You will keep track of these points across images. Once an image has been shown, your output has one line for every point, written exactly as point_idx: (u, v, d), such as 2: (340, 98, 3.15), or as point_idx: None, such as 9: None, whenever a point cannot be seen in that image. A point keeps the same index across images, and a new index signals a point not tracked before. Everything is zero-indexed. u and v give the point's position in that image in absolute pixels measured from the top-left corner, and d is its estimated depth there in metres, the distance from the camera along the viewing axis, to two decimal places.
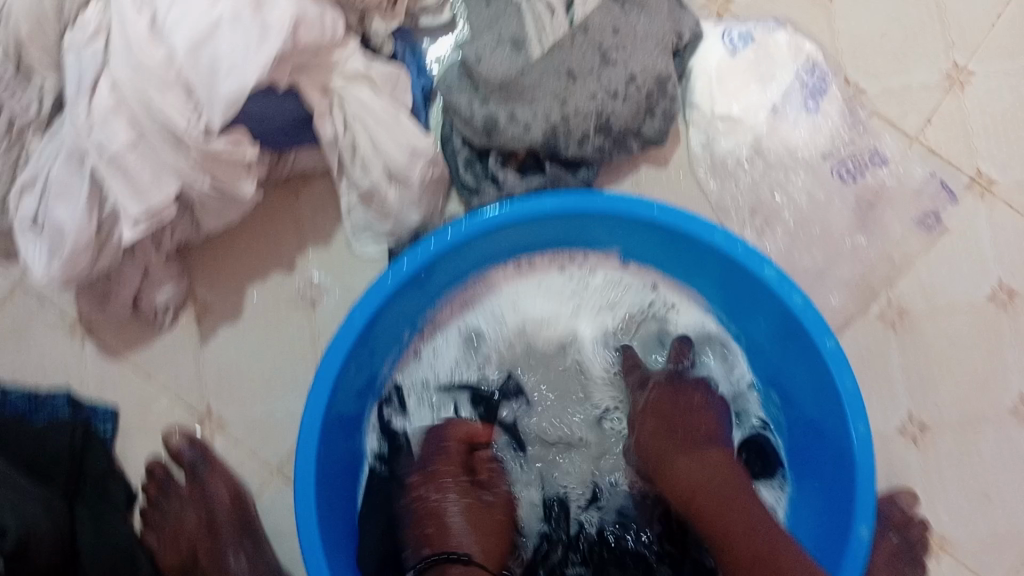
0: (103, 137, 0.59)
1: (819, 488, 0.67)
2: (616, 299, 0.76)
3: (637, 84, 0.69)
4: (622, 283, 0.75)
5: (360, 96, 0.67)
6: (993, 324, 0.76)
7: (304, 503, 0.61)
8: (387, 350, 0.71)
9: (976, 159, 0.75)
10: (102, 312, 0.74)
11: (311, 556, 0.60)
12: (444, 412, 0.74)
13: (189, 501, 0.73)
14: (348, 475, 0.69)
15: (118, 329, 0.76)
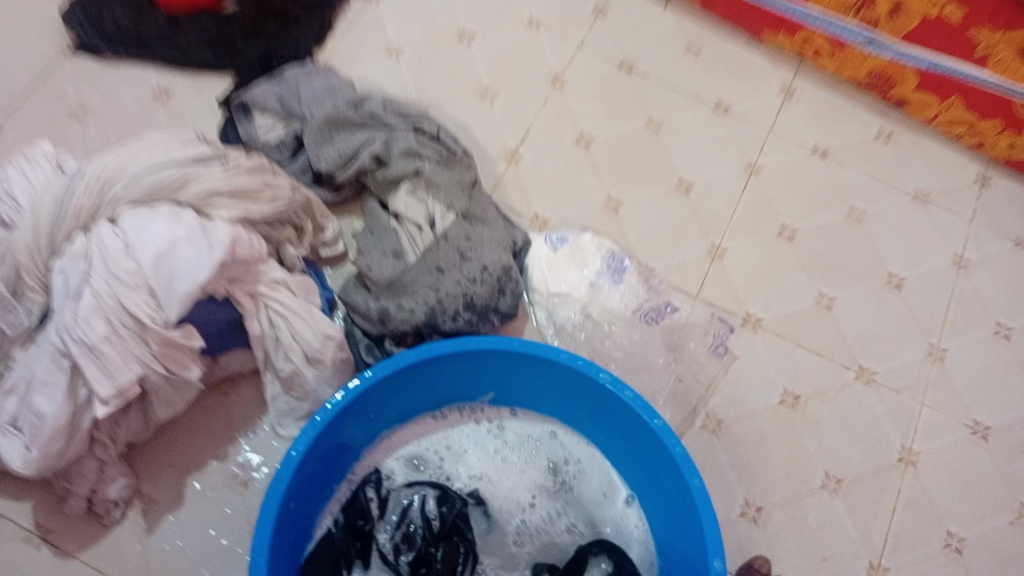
0: (84, 331, 0.76)
1: (684, 562, 0.80)
2: (528, 458, 0.90)
3: (489, 271, 0.93)
4: (529, 440, 0.91)
5: (281, 297, 0.88)
6: (789, 421, 0.97)
7: (257, 560, 0.71)
8: (323, 492, 0.83)
9: (744, 305, 1.02)
10: (62, 514, 0.84)
11: None
12: (399, 512, 0.84)
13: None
14: (296, 549, 0.79)
15: (71, 529, 0.84)
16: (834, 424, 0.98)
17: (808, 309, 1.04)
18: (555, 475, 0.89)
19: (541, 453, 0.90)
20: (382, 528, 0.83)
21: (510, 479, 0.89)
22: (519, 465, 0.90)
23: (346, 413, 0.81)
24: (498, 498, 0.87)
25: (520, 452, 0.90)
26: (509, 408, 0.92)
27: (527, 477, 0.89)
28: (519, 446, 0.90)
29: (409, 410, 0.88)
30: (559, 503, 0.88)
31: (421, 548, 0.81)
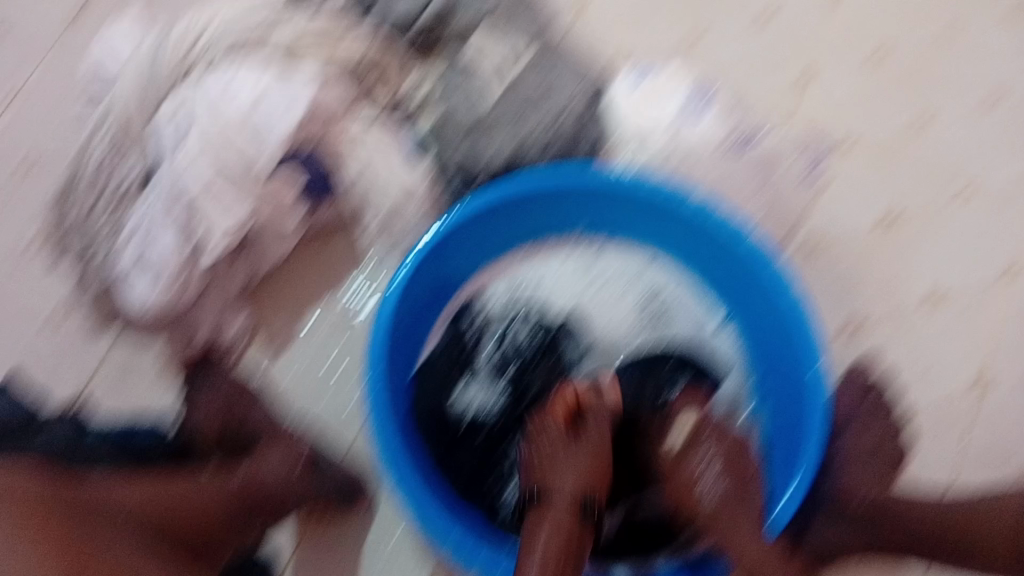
0: (193, 174, 0.83)
1: (784, 380, 0.82)
2: (624, 288, 0.92)
3: (571, 111, 0.91)
4: (624, 271, 0.92)
5: (367, 143, 0.89)
6: (889, 238, 0.96)
7: (372, 384, 0.74)
8: (422, 329, 0.87)
9: (841, 126, 0.99)
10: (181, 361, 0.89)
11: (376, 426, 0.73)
12: (499, 333, 0.89)
13: (217, 398, 0.86)
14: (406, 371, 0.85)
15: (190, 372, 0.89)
16: (937, 238, 0.96)
17: (903, 131, 0.99)
18: (650, 304, 0.92)
19: (636, 282, 0.92)
20: (482, 350, 0.89)
21: (606, 308, 0.92)
22: (615, 296, 0.92)
23: (441, 249, 0.82)
24: (594, 325, 0.91)
25: (616, 282, 0.92)
26: (602, 236, 0.92)
27: (621, 307, 0.92)
28: (614, 277, 0.92)
29: (501, 243, 0.90)
30: (653, 331, 0.91)
31: (521, 367, 0.88)
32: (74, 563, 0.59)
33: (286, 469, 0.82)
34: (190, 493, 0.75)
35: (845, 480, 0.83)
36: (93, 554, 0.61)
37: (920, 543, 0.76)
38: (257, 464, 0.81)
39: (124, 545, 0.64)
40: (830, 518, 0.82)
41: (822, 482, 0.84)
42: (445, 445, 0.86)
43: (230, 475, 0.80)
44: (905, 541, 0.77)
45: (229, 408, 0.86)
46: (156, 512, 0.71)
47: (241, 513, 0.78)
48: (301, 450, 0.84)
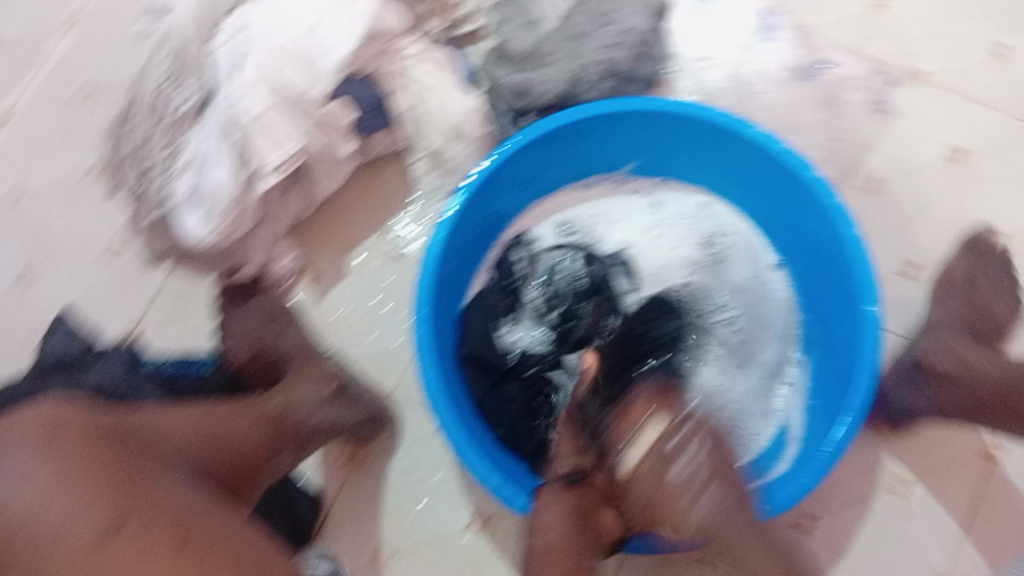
0: (248, 102, 0.81)
1: (840, 326, 0.79)
2: (682, 234, 0.91)
3: (631, 33, 0.90)
4: (683, 216, 0.91)
5: (422, 71, 0.88)
6: (957, 178, 0.92)
7: (421, 304, 0.76)
8: (473, 259, 0.87)
9: (910, 59, 0.96)
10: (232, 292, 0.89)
11: (422, 347, 0.74)
12: (551, 267, 0.88)
13: (252, 309, 0.86)
14: (454, 303, 0.85)
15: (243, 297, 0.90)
16: (1007, 179, 0.92)
17: (981, 64, 0.95)
18: (708, 250, 0.90)
19: (694, 227, 0.91)
20: (531, 285, 0.87)
21: (660, 250, 0.90)
22: (672, 241, 0.91)
23: (497, 178, 0.82)
24: (647, 266, 0.90)
25: (673, 227, 0.91)
26: (657, 176, 0.91)
27: (676, 251, 0.90)
28: (673, 222, 0.91)
29: (555, 179, 0.89)
30: (707, 277, 0.89)
31: (570, 303, 0.86)
32: (123, 499, 0.55)
33: (312, 393, 0.79)
34: (215, 423, 0.70)
35: (929, 343, 0.80)
36: (151, 491, 0.57)
37: (994, 402, 0.74)
38: (287, 394, 0.78)
39: (165, 483, 0.59)
40: (916, 381, 0.80)
41: (917, 346, 0.82)
42: (491, 383, 0.83)
43: (261, 401, 0.76)
44: (981, 405, 0.75)
45: (266, 314, 0.86)
46: (201, 437, 0.68)
47: (276, 445, 0.74)
48: (329, 385, 0.81)
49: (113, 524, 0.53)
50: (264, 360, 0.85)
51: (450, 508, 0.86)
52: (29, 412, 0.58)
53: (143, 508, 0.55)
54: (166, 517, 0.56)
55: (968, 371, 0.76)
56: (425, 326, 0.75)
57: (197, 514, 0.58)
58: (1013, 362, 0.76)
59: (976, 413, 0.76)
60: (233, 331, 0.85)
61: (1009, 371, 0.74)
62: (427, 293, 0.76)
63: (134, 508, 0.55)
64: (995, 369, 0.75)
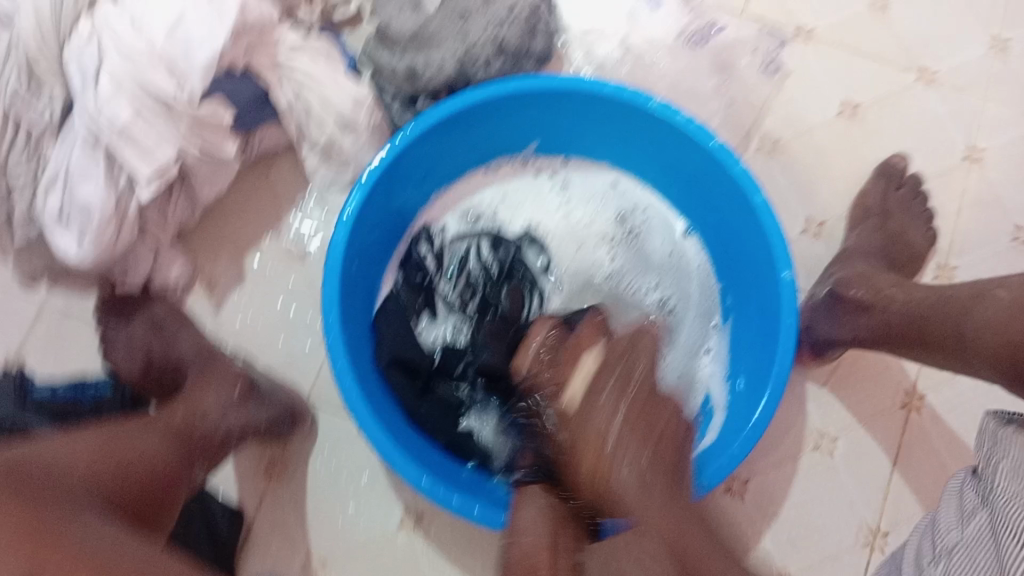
0: (111, 113, 0.73)
1: (756, 292, 0.79)
2: (593, 213, 0.90)
3: (517, 10, 0.87)
4: (591, 196, 0.90)
5: (302, 62, 0.83)
6: (848, 134, 0.94)
7: (329, 310, 0.72)
8: (381, 254, 0.83)
9: (793, 17, 0.95)
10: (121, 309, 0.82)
11: (336, 356, 0.70)
12: (461, 259, 0.86)
13: (138, 320, 0.81)
14: (365, 306, 0.81)
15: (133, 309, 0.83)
16: (894, 131, 0.94)
17: (861, 14, 0.96)
18: (619, 227, 0.89)
19: (603, 207, 0.90)
20: (443, 280, 0.85)
21: (572, 231, 0.89)
22: (583, 222, 0.90)
23: (395, 171, 0.78)
24: (561, 249, 0.89)
25: (582, 206, 0.90)
26: (560, 155, 0.89)
27: (588, 231, 0.89)
28: (582, 202, 0.90)
29: (457, 166, 0.87)
30: (620, 255, 0.88)
31: (486, 292, 0.84)
32: (29, 546, 0.48)
33: (217, 401, 0.74)
34: (120, 442, 0.64)
35: (847, 273, 0.83)
36: (61, 533, 0.50)
37: (902, 330, 0.74)
38: (190, 403, 0.73)
39: (74, 520, 0.52)
40: (834, 308, 0.82)
41: (835, 279, 0.83)
42: (417, 389, 0.79)
43: (165, 414, 0.71)
44: (888, 330, 0.76)
45: (153, 323, 0.81)
46: (111, 460, 0.61)
47: (187, 460, 0.69)
48: (236, 386, 0.76)
49: (23, 574, 0.47)
50: (159, 371, 0.80)
51: (380, 510, 0.82)
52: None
53: (54, 552, 0.49)
54: (84, 557, 0.50)
55: (878, 297, 0.78)
56: (334, 331, 0.71)
57: (117, 547, 0.52)
58: (922, 286, 0.77)
59: (886, 341, 0.77)
60: (118, 347, 0.80)
61: (912, 295, 0.75)
62: (335, 299, 0.72)
63: (45, 553, 0.48)
64: (901, 295, 0.76)
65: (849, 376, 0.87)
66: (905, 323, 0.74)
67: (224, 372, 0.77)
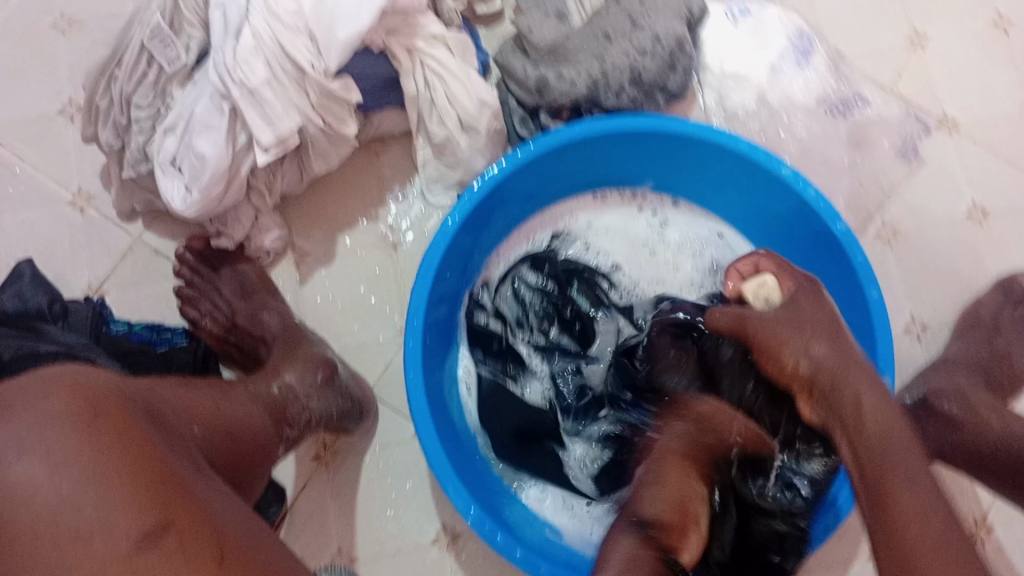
0: (244, 73, 0.72)
1: None
2: (685, 254, 0.87)
3: (662, 42, 0.84)
4: (689, 240, 0.87)
5: (437, 56, 0.82)
6: (971, 238, 0.90)
7: (413, 323, 0.72)
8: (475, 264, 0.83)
9: (940, 104, 0.92)
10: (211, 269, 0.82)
11: (411, 371, 0.71)
12: (530, 302, 0.83)
13: (227, 280, 0.82)
14: (445, 320, 0.80)
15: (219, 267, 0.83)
16: (1019, 244, 0.90)
17: (1010, 116, 0.92)
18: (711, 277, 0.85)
19: (697, 253, 0.86)
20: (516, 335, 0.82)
21: (659, 274, 0.86)
22: (672, 263, 0.86)
23: (504, 188, 0.77)
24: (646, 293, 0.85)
25: (669, 245, 0.87)
26: (670, 197, 0.87)
27: (676, 273, 0.86)
28: (676, 244, 0.87)
29: (565, 189, 0.85)
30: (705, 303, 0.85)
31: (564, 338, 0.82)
32: (165, 500, 0.49)
33: (305, 381, 0.74)
34: (222, 408, 0.64)
35: (943, 384, 0.79)
36: (189, 489, 0.51)
37: (996, 461, 0.72)
38: (279, 380, 0.73)
39: (195, 479, 0.53)
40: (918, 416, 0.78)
41: (930, 383, 0.80)
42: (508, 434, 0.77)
43: (258, 386, 0.71)
44: (975, 457, 0.73)
45: (240, 287, 0.82)
46: (218, 425, 0.62)
47: (277, 430, 0.70)
48: (319, 373, 0.75)
49: (156, 526, 0.48)
50: (238, 336, 0.81)
51: (417, 521, 0.82)
52: (22, 385, 0.51)
53: (187, 509, 0.49)
54: (210, 519, 0.50)
55: (972, 419, 0.74)
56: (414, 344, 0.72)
57: (231, 515, 0.53)
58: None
59: (970, 465, 0.74)
60: (204, 300, 0.81)
61: (1010, 430, 0.72)
62: (420, 312, 0.72)
63: (177, 507, 0.49)
64: (999, 425, 0.73)
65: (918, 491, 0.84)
66: (999, 459, 0.72)
67: (311, 355, 0.77)
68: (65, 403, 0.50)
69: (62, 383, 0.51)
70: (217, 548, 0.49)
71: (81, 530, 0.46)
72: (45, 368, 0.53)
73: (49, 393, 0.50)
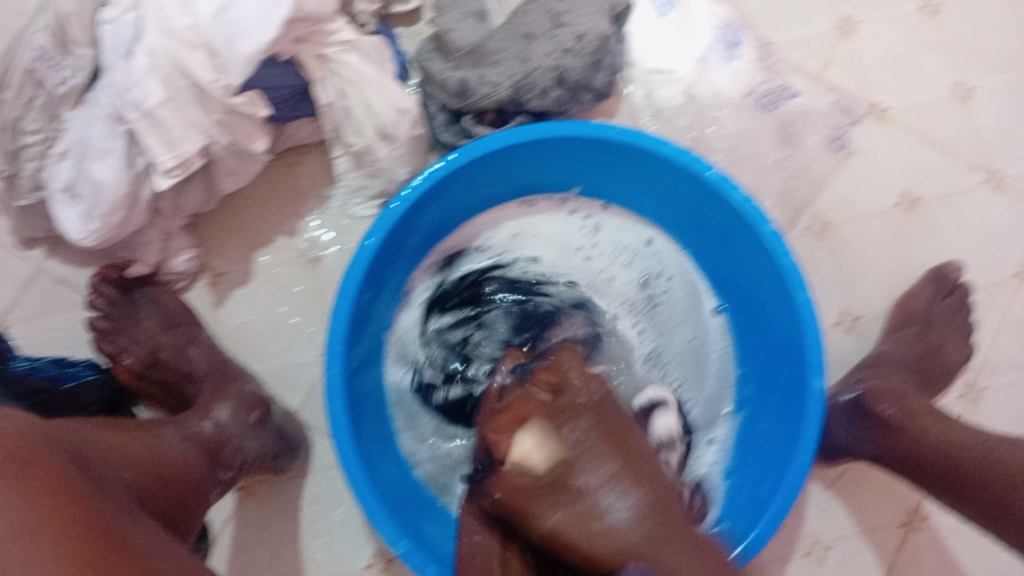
0: (140, 95, 0.68)
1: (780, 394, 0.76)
2: (617, 263, 0.85)
3: (586, 41, 0.81)
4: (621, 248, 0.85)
5: (350, 61, 0.77)
6: (902, 228, 0.89)
7: (332, 356, 0.68)
8: (399, 279, 0.79)
9: (869, 92, 0.90)
10: (127, 301, 0.78)
11: (333, 404, 0.67)
12: (460, 330, 0.83)
13: (147, 310, 0.78)
14: (368, 345, 0.77)
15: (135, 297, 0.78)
16: (949, 232, 0.90)
17: (939, 102, 0.91)
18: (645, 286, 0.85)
19: (630, 262, 0.85)
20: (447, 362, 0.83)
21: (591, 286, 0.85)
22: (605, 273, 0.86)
23: (422, 203, 0.74)
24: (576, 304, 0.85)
25: (601, 256, 0.85)
26: (600, 201, 0.84)
27: (608, 283, 0.85)
28: (609, 253, 0.85)
29: (491, 198, 0.81)
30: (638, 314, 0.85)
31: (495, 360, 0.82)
32: (103, 557, 0.46)
33: (238, 419, 0.72)
34: (156, 453, 0.62)
35: (878, 384, 0.78)
36: (124, 539, 0.49)
37: (932, 467, 0.72)
38: (211, 419, 0.71)
39: (129, 527, 0.51)
40: (857, 419, 0.78)
41: (865, 382, 0.79)
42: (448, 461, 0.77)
43: (192, 425, 0.69)
44: (913, 462, 0.73)
45: (164, 318, 0.78)
46: (153, 469, 0.60)
47: (211, 471, 0.68)
48: (250, 415, 0.73)
49: None
50: (161, 372, 0.77)
51: (348, 548, 0.81)
52: None
53: (122, 562, 0.47)
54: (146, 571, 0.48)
55: (910, 425, 0.74)
56: (334, 376, 0.68)
57: (168, 564, 0.51)
58: (959, 426, 0.74)
59: (907, 469, 0.74)
60: (123, 337, 0.77)
61: (946, 436, 0.73)
62: (340, 342, 0.69)
63: (112, 561, 0.47)
64: (934, 430, 0.73)
65: (852, 485, 0.85)
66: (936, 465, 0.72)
67: (242, 394, 0.74)
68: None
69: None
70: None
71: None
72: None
73: None
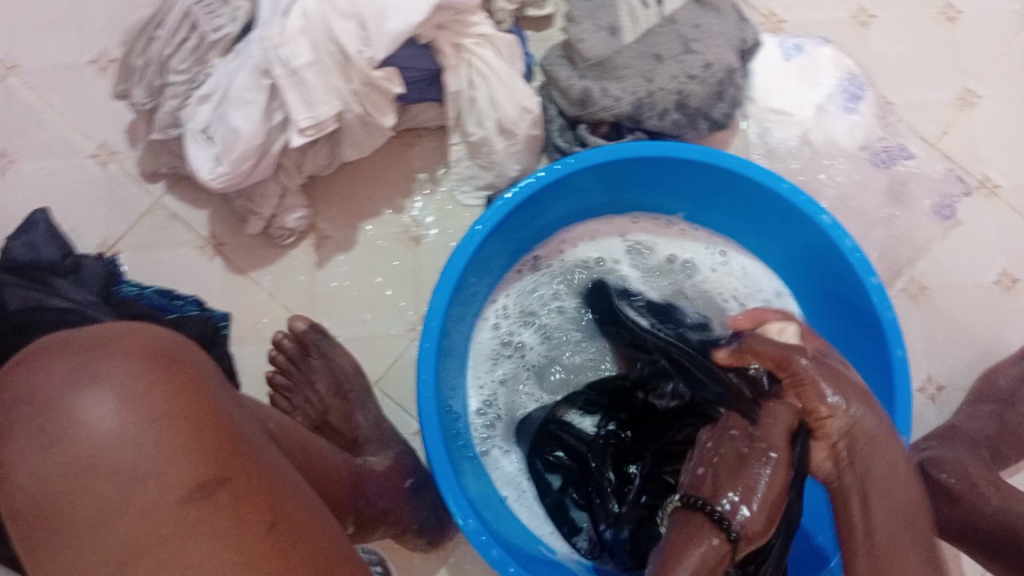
0: (289, 52, 0.71)
1: None
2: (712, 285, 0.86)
3: (711, 69, 0.83)
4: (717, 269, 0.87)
5: (484, 55, 0.79)
6: (997, 305, 0.89)
7: (428, 328, 0.70)
8: (495, 274, 0.82)
9: (982, 166, 0.90)
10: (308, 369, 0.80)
11: (424, 374, 0.69)
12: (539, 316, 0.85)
13: (320, 373, 0.80)
14: (460, 328, 0.79)
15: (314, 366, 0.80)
16: None
17: None
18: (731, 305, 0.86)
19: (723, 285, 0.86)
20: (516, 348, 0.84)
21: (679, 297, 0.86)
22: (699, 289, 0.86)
23: (536, 197, 0.75)
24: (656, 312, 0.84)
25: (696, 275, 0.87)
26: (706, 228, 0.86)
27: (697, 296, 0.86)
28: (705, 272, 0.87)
29: (597, 206, 0.83)
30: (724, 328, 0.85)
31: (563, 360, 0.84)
32: (223, 456, 0.47)
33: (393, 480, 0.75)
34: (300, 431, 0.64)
35: (944, 454, 0.79)
36: (246, 445, 0.49)
37: (990, 536, 0.70)
38: (362, 465, 0.74)
39: (256, 439, 0.51)
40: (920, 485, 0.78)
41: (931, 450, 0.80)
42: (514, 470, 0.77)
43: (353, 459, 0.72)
44: (972, 530, 0.71)
45: (336, 383, 0.80)
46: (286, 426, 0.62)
47: (355, 496, 0.68)
48: (401, 483, 0.76)
49: (215, 478, 0.46)
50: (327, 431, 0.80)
51: None
52: (96, 327, 0.49)
53: (244, 469, 0.48)
54: (267, 483, 0.48)
55: (969, 492, 0.73)
56: (429, 350, 0.70)
57: (287, 479, 0.51)
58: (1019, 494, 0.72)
59: (961, 537, 0.73)
60: (298, 392, 0.81)
61: (1007, 505, 0.71)
62: (438, 317, 0.71)
63: (235, 464, 0.47)
64: (996, 499, 0.72)
65: None
66: (994, 534, 0.70)
67: (399, 461, 0.78)
68: (131, 343, 0.48)
69: (131, 331, 0.50)
70: (268, 514, 0.47)
71: (138, 469, 0.44)
72: (109, 320, 0.51)
73: (123, 340, 0.48)
